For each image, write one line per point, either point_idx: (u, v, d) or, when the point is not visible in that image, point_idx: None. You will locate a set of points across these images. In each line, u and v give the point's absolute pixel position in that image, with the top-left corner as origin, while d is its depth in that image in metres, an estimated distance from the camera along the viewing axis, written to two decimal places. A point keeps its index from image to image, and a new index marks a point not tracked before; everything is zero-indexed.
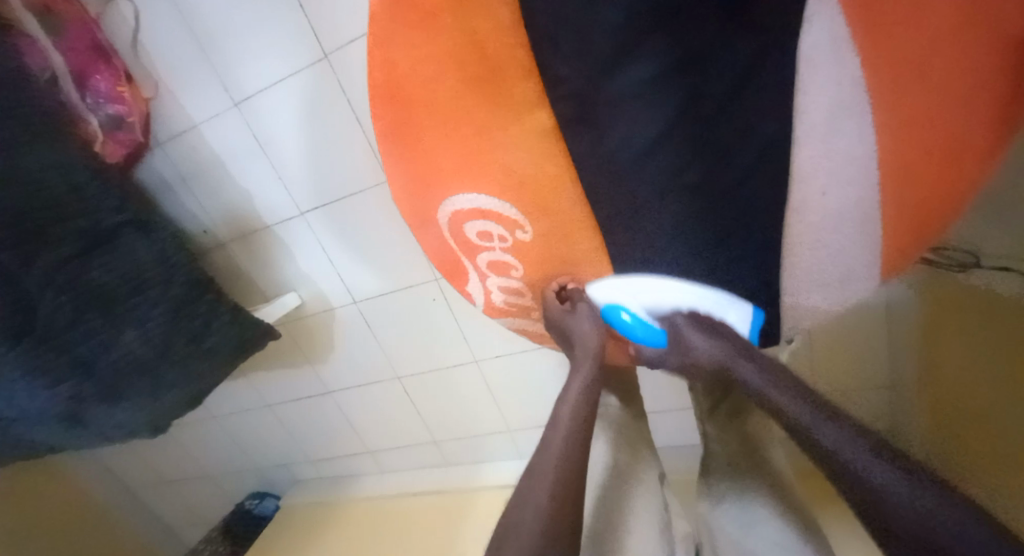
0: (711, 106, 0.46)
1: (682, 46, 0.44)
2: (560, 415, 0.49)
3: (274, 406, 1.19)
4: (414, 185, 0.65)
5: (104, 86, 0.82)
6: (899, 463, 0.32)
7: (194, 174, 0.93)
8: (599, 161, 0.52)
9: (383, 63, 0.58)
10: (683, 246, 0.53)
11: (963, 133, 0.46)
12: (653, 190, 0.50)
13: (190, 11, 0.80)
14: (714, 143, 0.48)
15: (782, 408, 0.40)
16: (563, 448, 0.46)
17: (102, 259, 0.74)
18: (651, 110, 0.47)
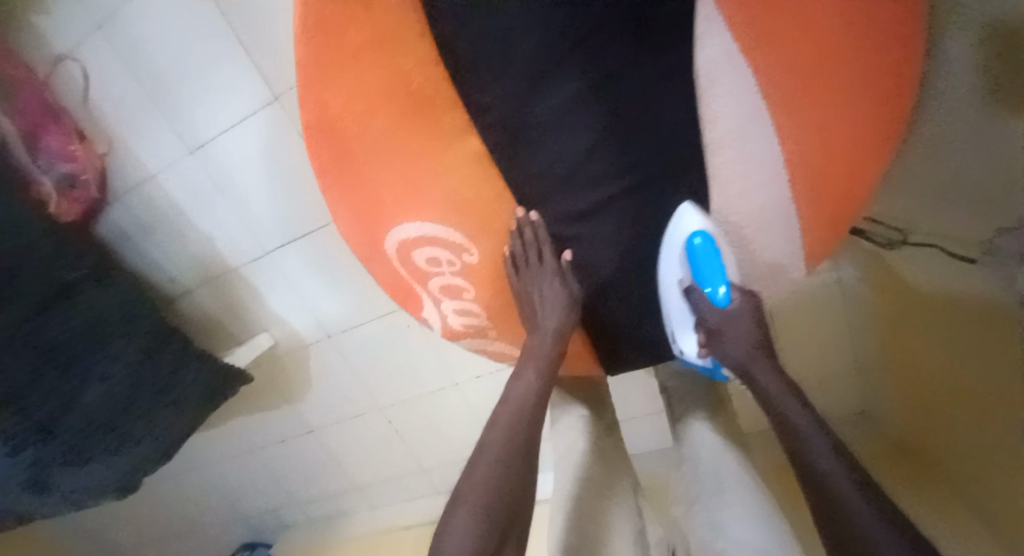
0: (624, 111, 0.43)
1: (586, 57, 0.41)
2: (499, 416, 0.50)
3: (257, 449, 1.22)
4: (353, 219, 0.54)
5: (55, 145, 0.81)
6: (875, 500, 0.36)
7: (155, 224, 0.95)
8: (531, 177, 0.49)
9: (310, 105, 0.47)
10: (611, 257, 0.51)
11: (862, 127, 0.40)
12: (577, 198, 0.48)
13: (138, 64, 0.80)
14: (630, 152, 0.44)
15: (789, 422, 0.43)
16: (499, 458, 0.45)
17: (60, 316, 0.71)
18: (566, 122, 0.44)
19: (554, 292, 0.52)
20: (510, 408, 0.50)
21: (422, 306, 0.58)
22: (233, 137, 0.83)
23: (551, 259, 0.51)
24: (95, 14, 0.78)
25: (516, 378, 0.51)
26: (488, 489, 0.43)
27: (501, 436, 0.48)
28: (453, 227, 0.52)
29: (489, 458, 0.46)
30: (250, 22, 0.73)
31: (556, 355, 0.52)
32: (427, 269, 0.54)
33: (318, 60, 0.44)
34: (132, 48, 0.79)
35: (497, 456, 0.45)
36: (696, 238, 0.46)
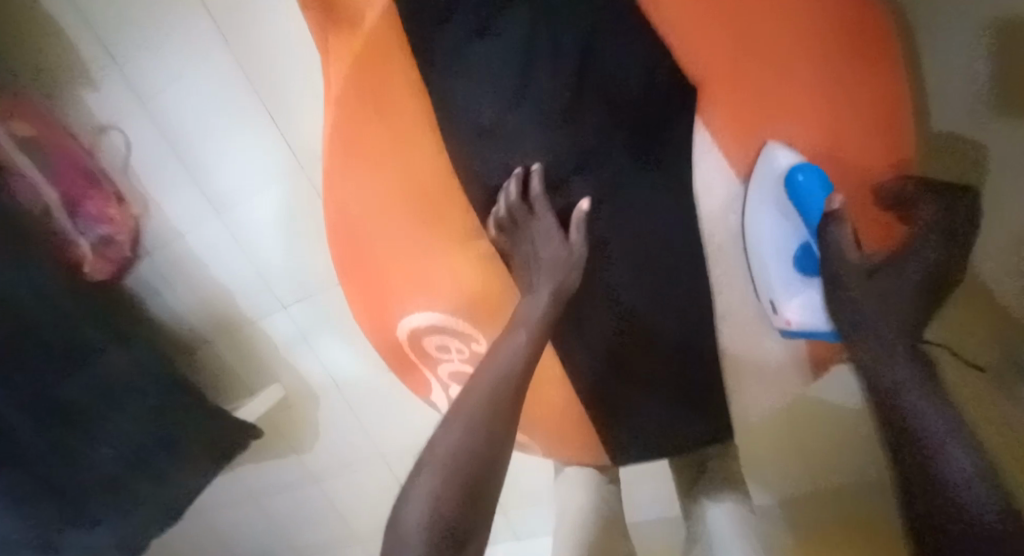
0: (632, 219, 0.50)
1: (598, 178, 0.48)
2: (479, 381, 0.42)
3: (261, 499, 1.22)
4: (369, 305, 0.56)
5: (94, 209, 0.87)
6: (1000, 504, 0.37)
7: (180, 277, 0.99)
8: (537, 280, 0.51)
9: (337, 205, 0.53)
10: (629, 348, 0.53)
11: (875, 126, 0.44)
12: (587, 293, 0.52)
13: (175, 134, 0.85)
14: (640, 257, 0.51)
15: (916, 418, 0.42)
16: (459, 441, 0.38)
17: (82, 379, 0.75)
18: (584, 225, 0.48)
19: (552, 252, 0.48)
20: (485, 384, 0.42)
21: (430, 390, 0.60)
22: (260, 201, 0.88)
23: (545, 207, 0.48)
24: (137, 88, 0.82)
25: (502, 347, 0.44)
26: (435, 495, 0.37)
27: (460, 426, 0.39)
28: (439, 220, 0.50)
29: (441, 456, 0.37)
30: (285, 102, 0.78)
31: (547, 321, 0.46)
32: (437, 355, 0.57)
33: (345, 163, 0.51)
34: (169, 120, 0.84)
35: (452, 459, 0.36)
36: (798, 172, 0.44)
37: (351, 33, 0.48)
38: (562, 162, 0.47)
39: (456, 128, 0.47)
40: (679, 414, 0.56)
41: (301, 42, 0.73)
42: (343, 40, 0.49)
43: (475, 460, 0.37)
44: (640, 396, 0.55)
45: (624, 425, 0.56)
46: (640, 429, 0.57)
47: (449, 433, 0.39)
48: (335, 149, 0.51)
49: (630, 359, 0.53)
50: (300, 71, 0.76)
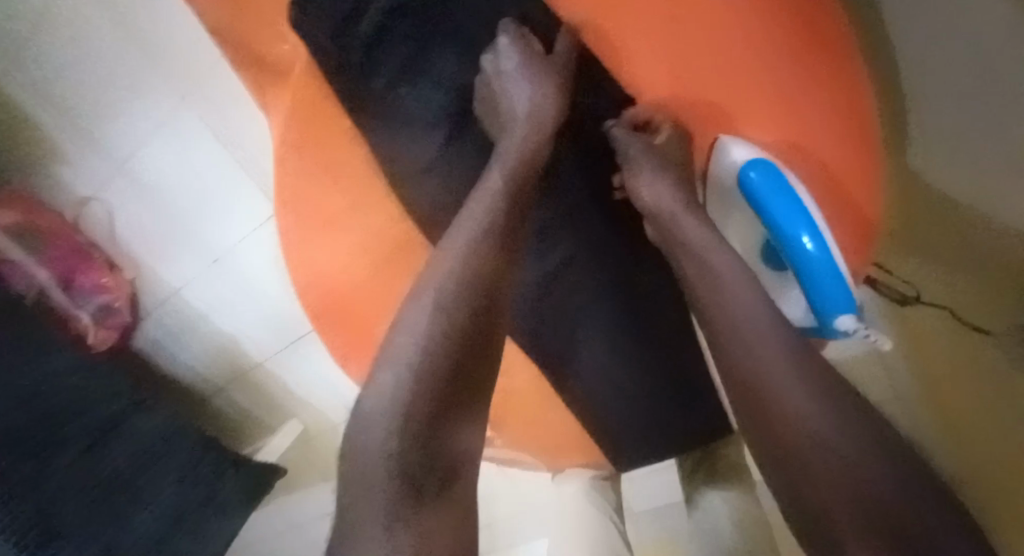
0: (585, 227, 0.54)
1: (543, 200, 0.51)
2: (458, 229, 0.42)
3: (297, 531, 1.23)
4: (350, 353, 0.56)
5: (89, 281, 0.88)
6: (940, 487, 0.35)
7: (185, 331, 1.00)
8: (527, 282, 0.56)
9: (300, 263, 0.53)
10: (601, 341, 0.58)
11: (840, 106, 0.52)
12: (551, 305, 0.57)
13: (150, 193, 0.85)
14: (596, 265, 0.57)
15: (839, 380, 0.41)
16: (464, 261, 0.40)
17: (114, 446, 0.77)
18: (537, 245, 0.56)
19: (530, 93, 0.48)
20: (469, 226, 0.42)
21: None
22: (244, 247, 0.88)
23: (552, 62, 0.51)
24: (108, 167, 0.84)
25: (466, 214, 0.43)
26: (397, 406, 0.34)
27: (428, 303, 0.38)
28: (399, 245, 0.55)
29: (401, 353, 0.36)
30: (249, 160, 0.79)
31: (513, 193, 0.45)
32: None
33: (298, 224, 0.52)
34: (143, 181, 0.84)
35: (419, 343, 0.36)
36: (750, 171, 0.51)
37: (285, 88, 0.51)
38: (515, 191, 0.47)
39: (404, 169, 0.54)
40: (669, 398, 0.58)
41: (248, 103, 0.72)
42: (278, 94, 0.51)
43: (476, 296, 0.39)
44: (628, 389, 0.58)
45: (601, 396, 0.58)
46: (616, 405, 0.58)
47: (403, 332, 0.37)
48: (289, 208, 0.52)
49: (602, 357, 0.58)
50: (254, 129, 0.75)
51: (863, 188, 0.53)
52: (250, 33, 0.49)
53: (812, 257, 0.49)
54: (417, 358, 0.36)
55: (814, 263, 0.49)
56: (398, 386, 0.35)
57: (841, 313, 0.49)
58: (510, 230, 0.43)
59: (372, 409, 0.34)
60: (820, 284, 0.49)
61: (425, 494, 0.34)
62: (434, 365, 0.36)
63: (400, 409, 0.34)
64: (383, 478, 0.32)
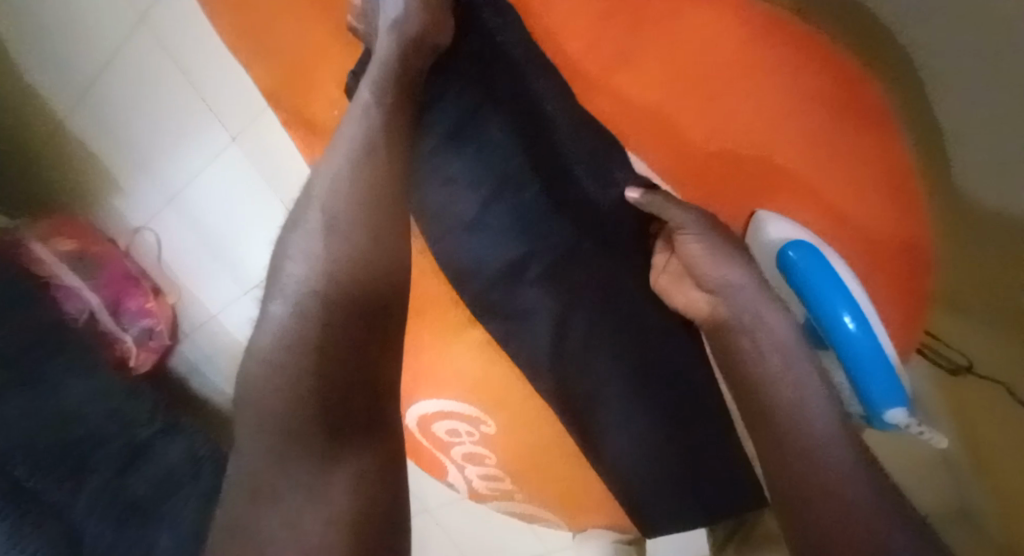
0: (607, 281, 0.48)
1: (562, 242, 0.47)
2: (332, 159, 0.42)
3: None
4: None
5: (134, 305, 0.92)
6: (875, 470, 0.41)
7: (217, 355, 1.02)
8: (555, 336, 0.49)
9: None
10: (634, 408, 0.50)
11: (876, 126, 0.39)
12: (572, 356, 0.49)
13: (197, 224, 0.89)
14: (625, 315, 0.48)
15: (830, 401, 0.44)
16: (348, 190, 0.41)
17: (140, 470, 0.80)
18: (553, 288, 0.48)
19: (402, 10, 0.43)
20: (339, 160, 0.42)
21: (447, 472, 0.59)
22: None
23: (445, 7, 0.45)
24: (164, 190, 0.88)
25: (337, 142, 0.42)
26: (292, 341, 0.38)
27: (316, 228, 0.41)
28: (419, 297, 0.52)
29: (290, 284, 0.39)
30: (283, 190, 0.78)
31: (387, 109, 0.43)
32: (448, 439, 0.56)
33: None
34: (190, 213, 0.89)
35: (305, 274, 0.39)
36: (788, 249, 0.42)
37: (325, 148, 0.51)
38: (524, 232, 0.47)
39: (441, 227, 0.48)
40: (707, 470, 0.51)
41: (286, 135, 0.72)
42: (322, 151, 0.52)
43: (349, 220, 0.41)
44: (659, 458, 0.51)
45: (628, 462, 0.51)
46: (647, 474, 0.52)
47: (294, 266, 0.40)
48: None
49: (632, 425, 0.50)
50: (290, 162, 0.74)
51: (905, 228, 0.41)
52: (301, 96, 0.51)
53: (852, 338, 0.40)
54: (303, 291, 0.39)
55: (855, 347, 0.40)
56: (287, 314, 0.39)
57: (891, 404, 0.40)
58: (399, 173, 0.43)
59: (261, 343, 0.39)
60: (863, 366, 0.41)
61: (332, 428, 0.38)
62: (320, 293, 0.39)
63: (289, 340, 0.38)
64: (285, 412, 0.37)
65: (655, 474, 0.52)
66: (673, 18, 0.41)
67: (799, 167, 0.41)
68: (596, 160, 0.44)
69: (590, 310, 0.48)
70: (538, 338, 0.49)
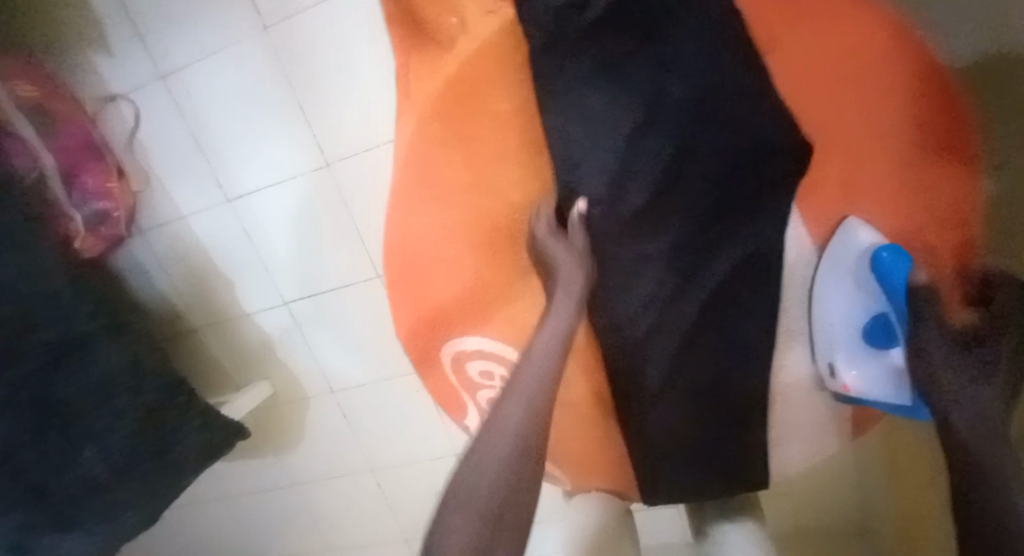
0: (697, 252, 0.47)
1: (655, 208, 0.45)
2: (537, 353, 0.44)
3: (233, 498, 1.16)
4: (419, 326, 0.54)
5: (92, 182, 0.79)
6: None
7: (176, 261, 0.94)
8: (629, 300, 0.49)
9: (398, 226, 0.52)
10: (679, 385, 0.52)
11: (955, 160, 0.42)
12: (635, 321, 0.50)
13: (190, 113, 0.81)
14: (696, 296, 0.48)
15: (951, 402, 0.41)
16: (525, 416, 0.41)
17: (68, 372, 0.71)
18: (639, 254, 0.47)
19: None
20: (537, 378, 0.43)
21: (466, 415, 0.58)
22: (275, 190, 0.84)
23: None
24: (176, 59, 0.78)
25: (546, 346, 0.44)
26: (501, 479, 0.39)
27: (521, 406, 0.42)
28: (503, 230, 0.49)
29: (508, 426, 0.41)
30: (333, 124, 0.78)
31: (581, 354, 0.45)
32: (477, 382, 0.55)
33: (405, 195, 0.50)
34: (185, 97, 0.80)
35: (513, 432, 0.40)
36: (883, 250, 0.40)
37: (441, 57, 0.47)
38: (626, 181, 0.44)
39: (567, 157, 0.44)
40: (724, 454, 0.54)
41: (353, 59, 0.72)
42: (432, 56, 0.48)
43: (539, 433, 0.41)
44: (688, 431, 0.54)
45: (658, 433, 0.54)
46: (670, 448, 0.55)
47: (494, 439, 0.41)
48: (409, 168, 0.50)
49: (672, 401, 0.53)
50: (361, 97, 0.74)
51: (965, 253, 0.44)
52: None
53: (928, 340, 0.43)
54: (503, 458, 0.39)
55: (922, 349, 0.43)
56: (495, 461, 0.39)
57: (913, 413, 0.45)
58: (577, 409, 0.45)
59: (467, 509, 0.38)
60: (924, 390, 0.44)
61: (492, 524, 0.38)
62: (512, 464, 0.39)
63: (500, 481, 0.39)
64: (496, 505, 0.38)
65: (675, 449, 0.55)
66: (799, 15, 0.40)
67: (907, 184, 0.42)
68: (729, 145, 0.42)
69: (666, 282, 0.48)
70: (615, 303, 0.50)
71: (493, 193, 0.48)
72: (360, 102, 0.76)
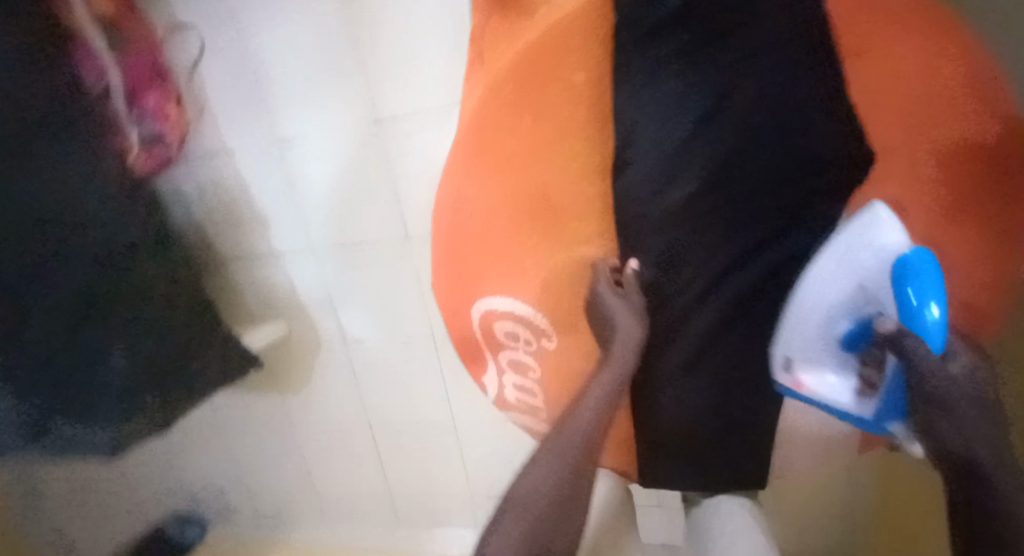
0: (741, 246, 0.48)
1: (712, 192, 0.47)
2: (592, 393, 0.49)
3: (231, 431, 1.20)
4: (456, 279, 0.58)
5: (152, 103, 0.82)
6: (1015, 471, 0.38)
7: (216, 192, 0.96)
8: (669, 283, 0.51)
9: (455, 181, 0.56)
10: (699, 372, 0.54)
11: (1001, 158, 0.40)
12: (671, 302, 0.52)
13: (256, 52, 0.83)
14: (735, 289, 0.50)
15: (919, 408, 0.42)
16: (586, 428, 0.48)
17: (115, 278, 0.77)
18: (683, 236, 0.49)
19: None
20: (594, 401, 0.48)
21: (485, 371, 0.62)
22: (324, 138, 0.87)
23: None
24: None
25: (600, 381, 0.49)
26: (552, 499, 0.45)
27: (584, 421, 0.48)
28: (555, 199, 0.52)
29: (574, 435, 0.47)
30: (392, 83, 0.80)
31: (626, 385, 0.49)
32: (503, 340, 0.58)
33: (468, 153, 0.54)
34: (254, 36, 0.83)
35: (585, 434, 0.48)
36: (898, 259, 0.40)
37: (525, 29, 0.49)
38: (682, 162, 0.46)
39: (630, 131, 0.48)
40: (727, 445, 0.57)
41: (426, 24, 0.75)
42: (516, 26, 0.50)
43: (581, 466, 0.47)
44: (697, 419, 0.56)
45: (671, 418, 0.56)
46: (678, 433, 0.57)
47: (539, 477, 0.46)
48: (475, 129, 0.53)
49: (693, 388, 0.55)
50: (426, 61, 0.77)
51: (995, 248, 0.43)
52: None
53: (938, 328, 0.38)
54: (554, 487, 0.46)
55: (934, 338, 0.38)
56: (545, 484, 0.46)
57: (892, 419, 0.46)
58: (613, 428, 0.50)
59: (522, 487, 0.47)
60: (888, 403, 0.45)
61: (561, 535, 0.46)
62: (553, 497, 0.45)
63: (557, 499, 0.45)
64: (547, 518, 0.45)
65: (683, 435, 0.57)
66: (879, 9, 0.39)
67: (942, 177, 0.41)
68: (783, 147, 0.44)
69: (705, 270, 0.50)
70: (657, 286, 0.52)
71: (552, 164, 0.51)
72: (424, 66, 0.78)
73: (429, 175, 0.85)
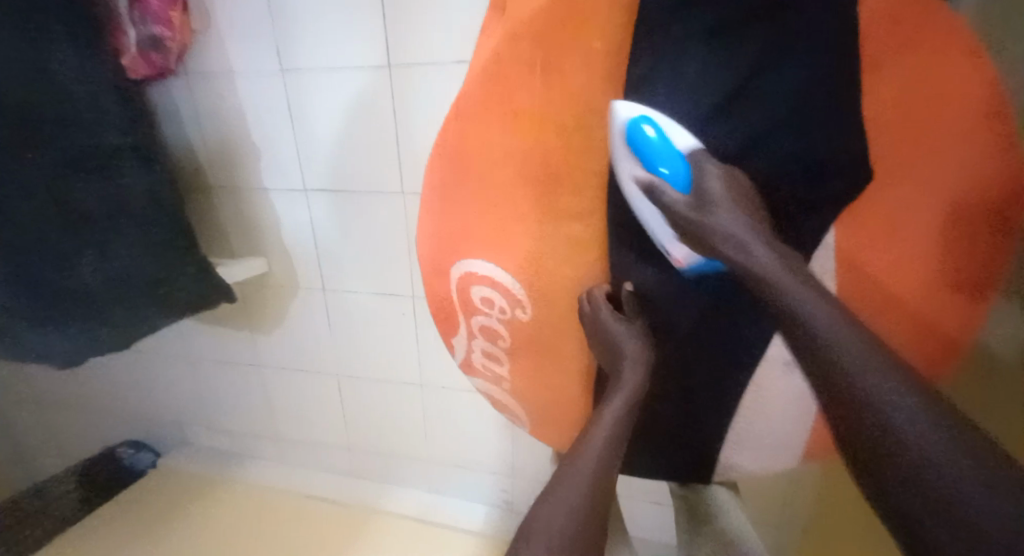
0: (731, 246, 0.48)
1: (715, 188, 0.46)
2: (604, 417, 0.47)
3: (197, 362, 1.19)
4: (441, 237, 0.57)
5: (157, 5, 0.77)
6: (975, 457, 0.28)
7: (211, 113, 0.93)
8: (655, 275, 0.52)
9: (456, 135, 0.53)
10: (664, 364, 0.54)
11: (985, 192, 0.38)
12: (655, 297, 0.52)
13: None
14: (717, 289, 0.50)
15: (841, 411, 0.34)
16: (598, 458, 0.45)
17: (87, 177, 0.75)
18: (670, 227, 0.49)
19: None
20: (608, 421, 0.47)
21: (456, 333, 0.61)
22: (330, 75, 0.84)
23: None
24: None
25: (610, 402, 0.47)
26: (576, 519, 0.42)
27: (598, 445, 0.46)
28: (553, 168, 0.51)
29: (593, 452, 0.45)
30: (407, 29, 0.77)
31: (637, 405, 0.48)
32: (477, 306, 0.57)
33: (474, 108, 0.52)
34: None
35: (603, 459, 0.45)
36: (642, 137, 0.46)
37: None
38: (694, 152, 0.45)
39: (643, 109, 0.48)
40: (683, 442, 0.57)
41: None
42: None
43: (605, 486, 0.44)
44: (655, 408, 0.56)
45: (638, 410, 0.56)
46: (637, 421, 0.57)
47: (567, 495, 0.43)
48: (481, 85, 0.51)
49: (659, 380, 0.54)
50: (445, 11, 0.75)
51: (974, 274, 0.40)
52: None
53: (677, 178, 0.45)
54: (577, 505, 0.42)
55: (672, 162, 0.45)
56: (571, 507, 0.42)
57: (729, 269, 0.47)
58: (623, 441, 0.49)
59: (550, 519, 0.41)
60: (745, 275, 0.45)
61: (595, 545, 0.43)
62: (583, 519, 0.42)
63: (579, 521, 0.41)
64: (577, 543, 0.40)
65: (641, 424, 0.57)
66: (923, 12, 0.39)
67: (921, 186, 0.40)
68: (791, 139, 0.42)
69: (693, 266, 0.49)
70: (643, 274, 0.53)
71: (556, 133, 0.50)
72: (442, 16, 0.75)
73: (433, 132, 0.83)
